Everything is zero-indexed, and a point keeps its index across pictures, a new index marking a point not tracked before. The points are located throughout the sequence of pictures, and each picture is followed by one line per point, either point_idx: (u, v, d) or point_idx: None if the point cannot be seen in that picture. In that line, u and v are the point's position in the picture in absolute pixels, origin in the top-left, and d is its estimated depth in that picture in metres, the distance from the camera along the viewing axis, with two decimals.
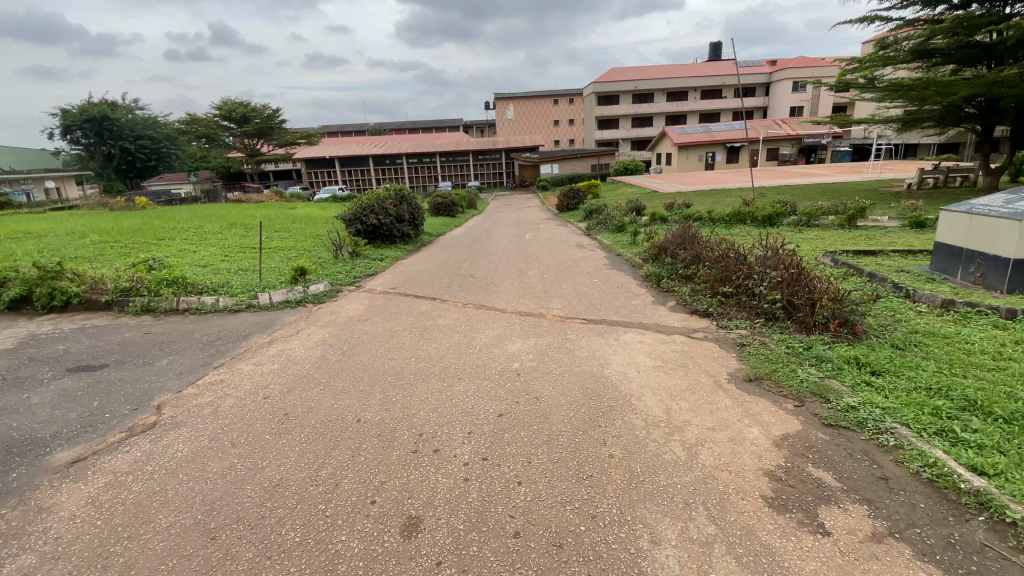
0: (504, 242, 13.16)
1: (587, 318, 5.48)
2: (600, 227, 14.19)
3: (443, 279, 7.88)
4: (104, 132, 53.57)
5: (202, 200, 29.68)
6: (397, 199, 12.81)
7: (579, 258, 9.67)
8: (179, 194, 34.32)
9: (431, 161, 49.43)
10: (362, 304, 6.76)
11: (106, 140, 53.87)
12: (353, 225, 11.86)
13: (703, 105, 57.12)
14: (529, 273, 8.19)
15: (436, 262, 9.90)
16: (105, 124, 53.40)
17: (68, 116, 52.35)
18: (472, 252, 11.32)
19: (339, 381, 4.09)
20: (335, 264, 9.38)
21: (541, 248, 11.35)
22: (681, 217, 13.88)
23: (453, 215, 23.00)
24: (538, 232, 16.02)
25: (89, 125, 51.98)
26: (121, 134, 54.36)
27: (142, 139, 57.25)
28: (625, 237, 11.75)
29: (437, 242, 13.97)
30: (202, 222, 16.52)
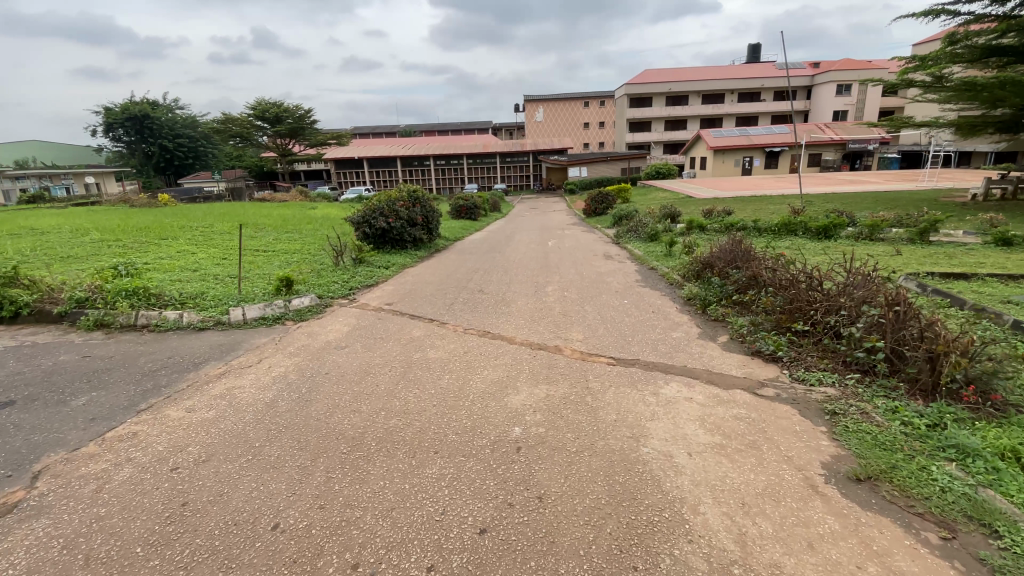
0: (524, 249, 12.07)
1: (616, 357, 4.31)
2: (631, 235, 12.94)
3: (447, 295, 6.82)
4: (145, 131, 54.96)
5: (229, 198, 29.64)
6: (411, 201, 11.79)
7: (607, 271, 8.47)
8: (210, 192, 34.55)
9: (459, 163, 48.79)
10: (347, 322, 5.73)
11: (147, 138, 55.26)
12: (361, 229, 10.93)
13: (741, 108, 54.83)
14: (548, 289, 7.04)
15: (446, 273, 8.87)
16: (145, 123, 54.78)
17: (111, 114, 53.85)
18: (488, 260, 10.25)
19: (274, 447, 3.02)
20: (333, 272, 8.42)
21: (563, 258, 10.19)
22: (723, 226, 12.51)
23: (475, 218, 22.00)
24: (563, 238, 14.85)
25: (130, 123, 53.33)
26: (160, 133, 55.66)
27: (180, 138, 58.56)
28: (659, 249, 10.50)
29: (454, 248, 12.95)
30: (215, 220, 15.94)
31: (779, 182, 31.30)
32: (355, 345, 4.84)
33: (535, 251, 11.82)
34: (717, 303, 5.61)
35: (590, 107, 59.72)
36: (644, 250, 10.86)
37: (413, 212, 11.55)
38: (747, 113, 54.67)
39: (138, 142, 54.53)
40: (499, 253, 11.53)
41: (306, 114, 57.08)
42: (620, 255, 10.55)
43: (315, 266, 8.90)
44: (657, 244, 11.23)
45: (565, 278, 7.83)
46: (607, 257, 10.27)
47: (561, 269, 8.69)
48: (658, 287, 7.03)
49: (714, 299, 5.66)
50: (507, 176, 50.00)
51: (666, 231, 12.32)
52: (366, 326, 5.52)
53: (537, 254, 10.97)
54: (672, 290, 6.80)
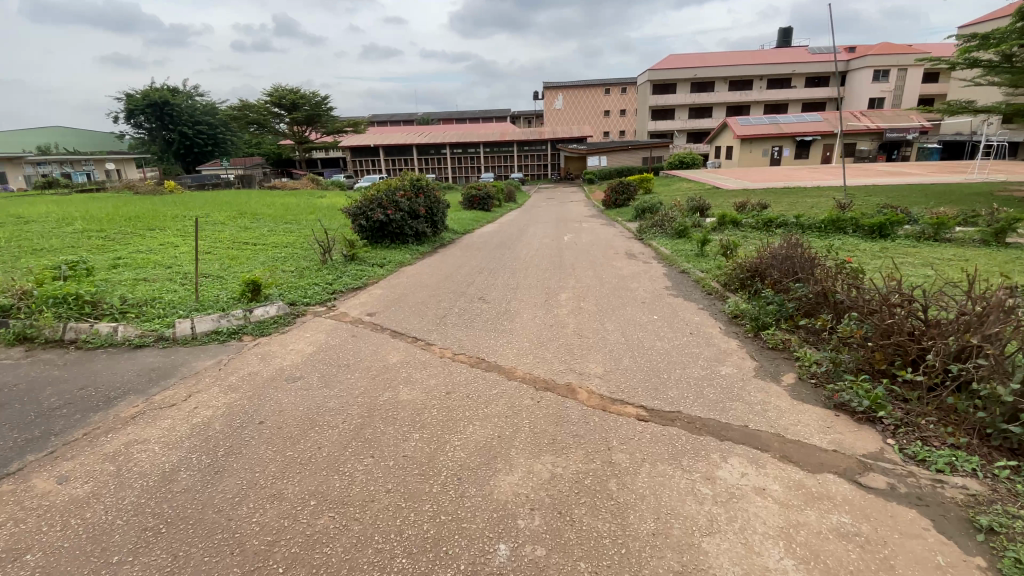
0: (537, 245, 10.99)
1: (649, 405, 3.21)
2: (655, 229, 11.74)
3: (443, 303, 5.78)
4: (165, 117, 54.94)
5: (241, 186, 29.07)
6: (414, 191, 10.74)
7: (631, 275, 7.33)
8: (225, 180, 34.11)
9: (475, 151, 47.64)
10: (315, 340, 4.73)
11: (168, 126, 55.47)
12: (357, 221, 9.93)
13: (770, 95, 52.41)
14: (561, 297, 5.95)
15: (446, 273, 7.84)
16: (165, 110, 54.76)
17: (132, 101, 53.90)
18: (496, 257, 9.19)
19: (140, 568, 2.03)
20: (318, 271, 7.43)
21: (580, 257, 9.09)
22: (760, 222, 11.23)
23: (488, 209, 20.91)
24: (580, 233, 13.70)
25: (152, 110, 53.48)
26: (180, 120, 55.58)
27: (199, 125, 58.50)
28: (689, 248, 9.32)
29: (461, 243, 11.90)
30: (213, 209, 15.10)
31: (811, 173, 29.50)
32: (313, 374, 3.83)
33: (549, 247, 10.72)
34: (774, 325, 4.49)
35: (611, 94, 57.83)
36: (672, 248, 9.67)
37: (416, 203, 10.50)
38: (776, 100, 52.22)
39: (159, 130, 54.75)
40: (510, 249, 10.47)
41: (322, 101, 56.47)
42: (643, 254, 9.38)
43: (301, 264, 7.93)
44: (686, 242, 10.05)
45: (582, 283, 6.73)
46: (629, 257, 9.11)
47: (578, 271, 7.57)
48: (693, 297, 5.89)
49: (770, 321, 4.53)
50: (524, 165, 48.71)
51: (696, 227, 11.11)
52: (337, 346, 4.52)
53: (551, 251, 9.88)
54: (711, 303, 5.66)
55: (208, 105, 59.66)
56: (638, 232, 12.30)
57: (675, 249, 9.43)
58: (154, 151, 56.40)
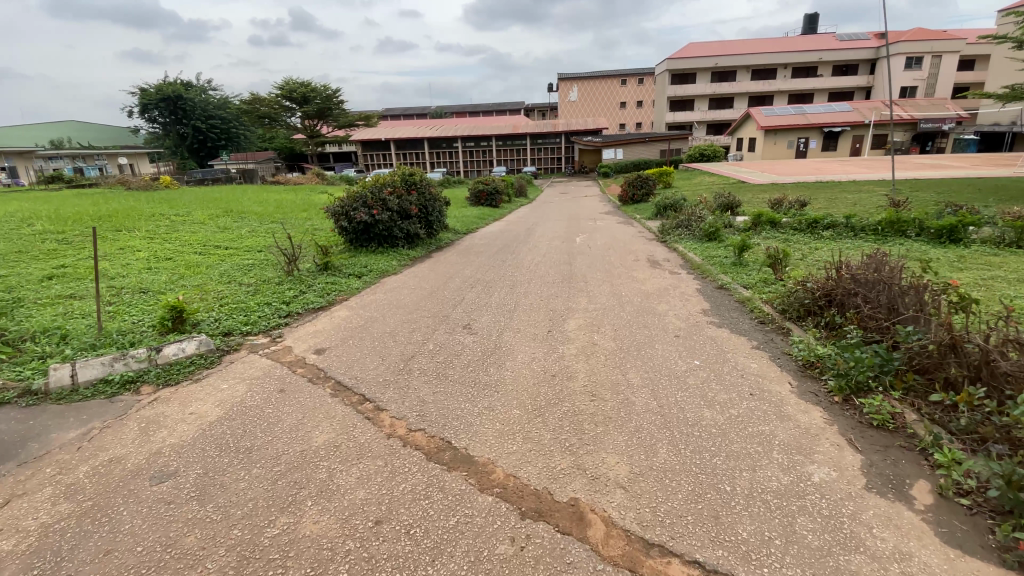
0: (544, 248, 9.70)
1: (708, 567, 1.88)
2: (680, 229, 10.31)
3: (416, 331, 4.51)
4: (178, 111, 54.64)
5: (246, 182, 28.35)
6: (405, 187, 9.43)
7: (656, 291, 5.97)
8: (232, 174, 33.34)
9: (488, 144, 46.30)
10: (231, 396, 3.47)
11: (182, 120, 55.17)
12: (339, 222, 8.61)
13: (795, 84, 50.04)
14: (567, 325, 4.64)
15: (434, 284, 6.57)
16: (178, 104, 54.44)
17: (145, 95, 53.66)
18: (495, 264, 7.90)
19: None
20: (278, 285, 6.17)
21: (593, 265, 7.75)
22: (801, 223, 9.78)
23: (496, 206, 19.59)
24: (594, 232, 12.32)
25: (166, 104, 53.15)
26: (193, 114, 55.20)
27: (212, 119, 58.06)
28: (723, 254, 7.94)
29: (461, 245, 10.59)
30: (197, 207, 14.00)
31: (842, 166, 27.61)
32: (192, 470, 2.58)
33: (558, 250, 9.38)
34: (873, 388, 3.14)
35: (628, 84, 55.88)
36: (702, 253, 8.30)
37: (408, 200, 9.15)
38: (801, 90, 49.89)
39: (172, 124, 54.47)
40: (514, 252, 9.18)
41: (334, 94, 55.54)
42: (668, 260, 8.01)
43: (263, 275, 6.70)
44: (717, 247, 8.70)
45: (595, 303, 5.40)
46: (652, 264, 7.73)
47: (593, 285, 6.24)
48: (740, 329, 4.54)
49: (865, 379, 3.19)
50: (537, 158, 47.21)
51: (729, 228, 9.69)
52: (254, 409, 3.26)
53: (560, 256, 8.55)
54: (768, 338, 4.29)
55: (220, 98, 59.14)
56: (660, 233, 10.90)
57: (706, 255, 8.08)
58: (166, 145, 56.11)
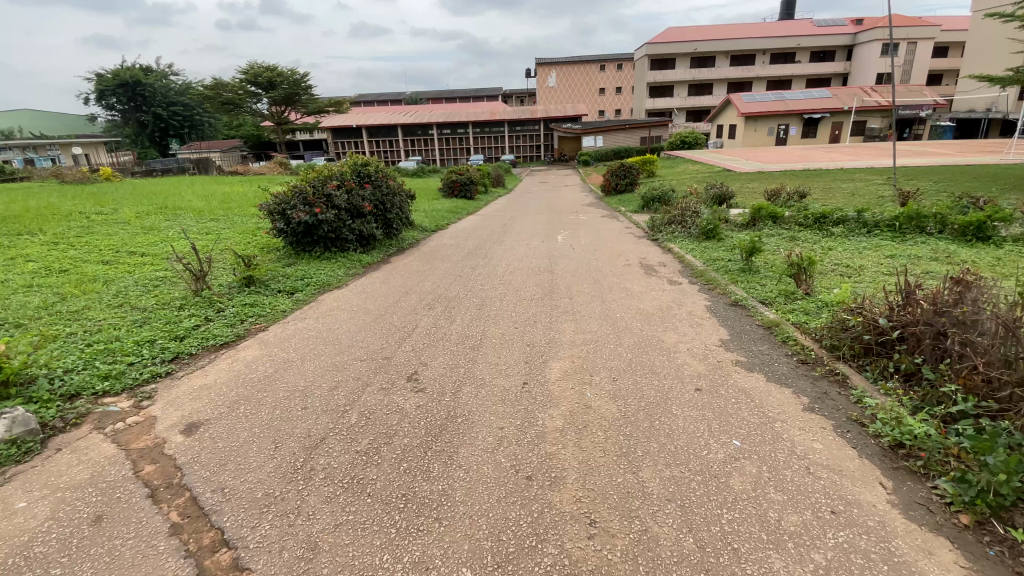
0: (521, 248, 8.49)
1: None
2: (673, 224, 9.17)
3: (337, 390, 3.25)
4: (137, 98, 51.50)
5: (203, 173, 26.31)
6: (357, 180, 8.00)
7: (658, 310, 4.80)
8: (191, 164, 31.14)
9: (464, 132, 44.67)
10: (15, 533, 2.17)
11: (140, 107, 51.99)
12: (274, 222, 7.17)
13: (775, 70, 49.44)
14: (547, 372, 3.42)
15: (382, 301, 5.28)
16: (136, 89, 51.26)
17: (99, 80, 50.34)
18: (461, 272, 6.65)
19: None
20: (178, 311, 4.82)
21: (577, 271, 6.57)
22: (806, 218, 8.74)
23: (470, 197, 18.25)
24: (577, 228, 11.15)
25: (123, 90, 50.01)
26: (153, 100, 52.07)
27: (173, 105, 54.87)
28: (726, 257, 6.84)
29: (427, 245, 9.27)
30: (129, 203, 12.34)
31: (827, 153, 26.97)
32: None
33: (537, 250, 8.19)
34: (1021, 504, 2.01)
35: (607, 70, 54.59)
36: (701, 254, 7.20)
37: (359, 195, 7.69)
38: (780, 76, 49.32)
39: (129, 111, 51.24)
40: (486, 253, 7.94)
41: (302, 79, 52.90)
42: (664, 264, 6.87)
43: (166, 295, 5.32)
44: (716, 247, 7.59)
45: (583, 332, 4.20)
46: (646, 271, 6.57)
47: (579, 303, 5.03)
48: (777, 373, 3.39)
49: (1006, 488, 2.06)
50: (516, 146, 45.72)
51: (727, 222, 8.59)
52: (36, 566, 1.98)
53: (538, 260, 7.34)
54: (821, 392, 3.14)
55: (180, 83, 55.88)
56: (650, 229, 9.76)
57: (705, 258, 6.97)
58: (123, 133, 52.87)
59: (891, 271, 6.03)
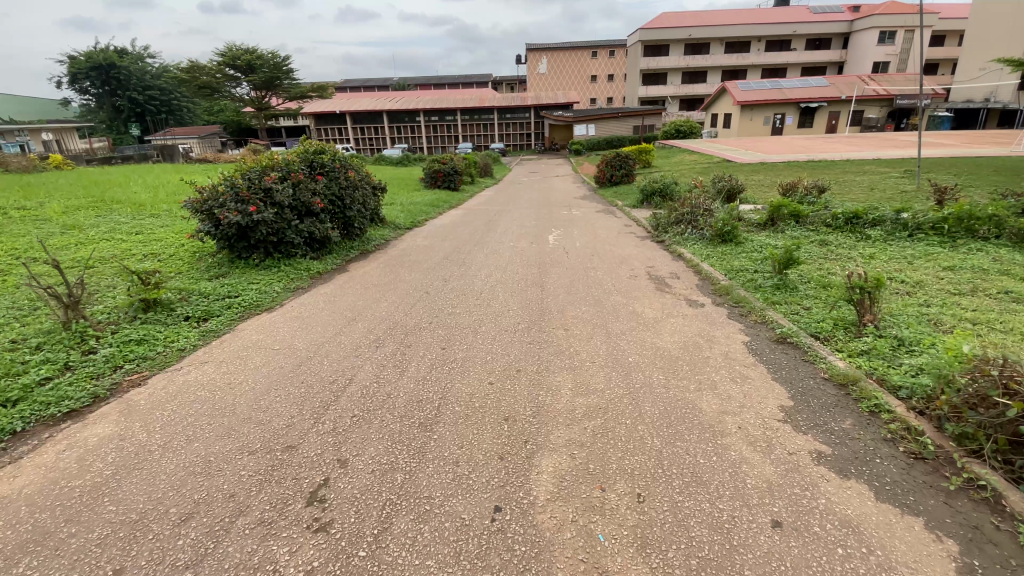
0: (507, 251, 7.24)
1: None
2: (681, 222, 7.91)
3: (189, 526, 1.99)
4: (112, 81, 49.13)
5: (172, 161, 24.67)
6: (307, 170, 6.63)
7: (684, 349, 3.57)
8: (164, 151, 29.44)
9: (453, 119, 43.05)
10: None
11: (115, 91, 49.76)
12: (200, 223, 5.84)
13: (770, 57, 48.24)
14: (532, 482, 2.17)
15: (317, 331, 4.01)
16: (111, 72, 48.85)
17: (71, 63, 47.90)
18: (428, 286, 5.38)
19: None
20: (31, 354, 3.52)
21: (572, 285, 5.35)
22: (834, 216, 7.53)
23: (453, 189, 16.88)
24: (569, 226, 9.91)
25: (96, 73, 47.66)
26: (129, 84, 49.71)
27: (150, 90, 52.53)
28: (752, 268, 5.63)
29: (397, 245, 7.97)
30: (63, 195, 10.86)
31: (828, 143, 25.91)
32: None
33: (525, 255, 6.94)
34: None
35: (599, 56, 53.00)
36: (719, 263, 5.99)
37: (308, 188, 6.34)
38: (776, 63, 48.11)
39: (104, 95, 48.94)
40: (465, 259, 6.68)
41: (283, 62, 50.75)
42: (678, 277, 5.65)
43: (28, 327, 4.01)
44: (735, 254, 6.38)
45: (585, 390, 2.97)
46: (658, 285, 5.34)
47: (577, 338, 3.79)
48: (884, 482, 2.21)
49: None
50: (506, 134, 44.21)
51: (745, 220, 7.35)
52: None
53: (525, 268, 6.11)
54: (969, 528, 1.96)
55: (156, 66, 53.47)
56: (653, 227, 8.53)
57: (724, 268, 5.78)
58: (98, 118, 50.64)
59: (959, 290, 4.84)
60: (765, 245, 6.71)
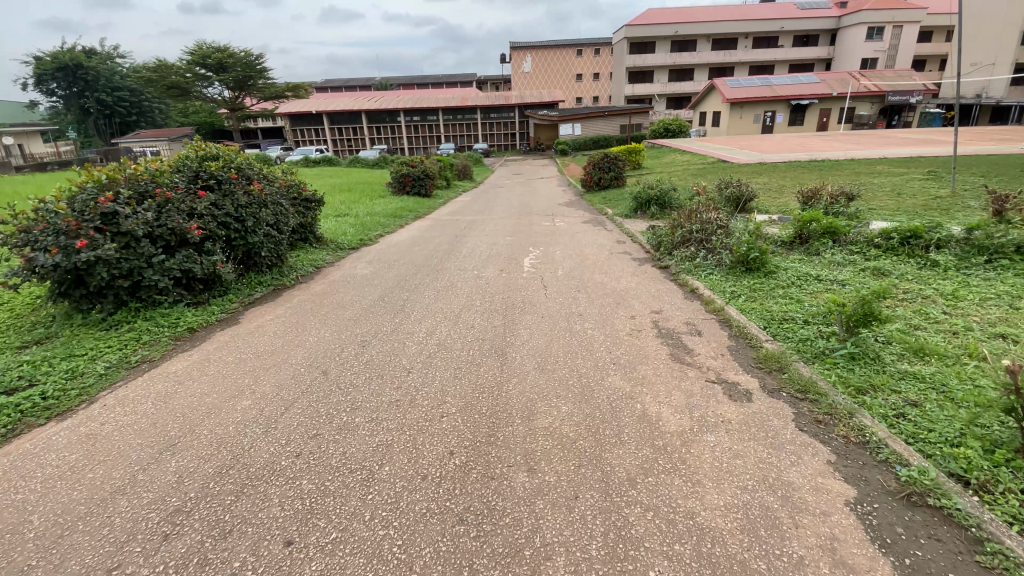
0: (466, 283, 5.50)
1: None
2: (688, 241, 6.20)
3: None
4: (79, 82, 46.37)
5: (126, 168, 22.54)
6: (183, 182, 4.80)
7: (744, 534, 1.89)
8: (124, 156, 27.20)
9: (434, 119, 41.22)
10: None
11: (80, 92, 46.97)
12: (12, 266, 4.05)
13: (758, 54, 47.16)
14: None
15: (90, 483, 2.28)
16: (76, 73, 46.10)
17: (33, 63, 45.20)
18: (333, 353, 3.63)
19: None
20: None
21: (546, 348, 3.65)
22: (882, 234, 5.93)
23: (425, 195, 15.09)
24: (551, 241, 8.22)
25: (61, 74, 44.97)
26: (96, 85, 46.96)
27: (120, 91, 49.79)
28: (801, 321, 3.98)
29: (328, 274, 6.18)
30: None
31: (826, 141, 24.64)
32: None
33: (490, 291, 5.24)
34: None
35: (584, 54, 51.45)
36: (751, 309, 4.31)
37: (180, 209, 4.52)
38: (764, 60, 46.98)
39: (70, 97, 45.95)
40: (404, 299, 4.94)
41: (257, 61, 48.30)
42: (697, 330, 3.96)
43: None
44: (768, 292, 4.72)
45: None
46: (670, 347, 3.63)
47: (547, 495, 2.09)
48: None
49: None
50: (489, 134, 42.47)
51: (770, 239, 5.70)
52: None
53: (484, 317, 4.39)
54: None
55: (124, 65, 50.65)
56: (653, 246, 6.84)
57: (760, 318, 4.10)
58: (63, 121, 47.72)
59: None
60: (803, 278, 5.07)
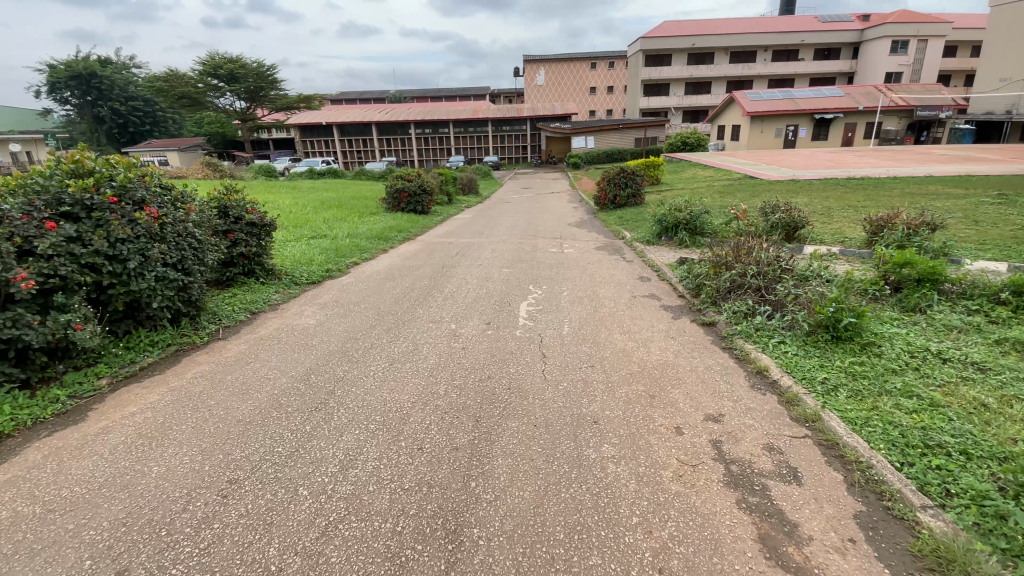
0: (435, 345, 3.95)
1: None
2: (741, 286, 4.62)
3: None
4: (95, 91, 46.01)
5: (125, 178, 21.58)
6: (30, 210, 3.37)
7: None
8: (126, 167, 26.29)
9: (445, 130, 40.17)
10: None
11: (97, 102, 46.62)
12: None
13: (778, 67, 45.63)
14: None
15: None
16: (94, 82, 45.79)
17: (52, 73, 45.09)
18: (174, 512, 2.13)
19: None
20: None
21: (536, 508, 2.09)
22: (1006, 285, 4.37)
23: (422, 212, 13.68)
24: (558, 273, 6.69)
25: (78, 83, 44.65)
26: (112, 94, 46.58)
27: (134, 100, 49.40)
28: (963, 458, 2.40)
29: (262, 324, 4.71)
30: None
31: (858, 157, 22.98)
32: None
33: (466, 359, 3.71)
34: None
35: (598, 67, 50.27)
36: (869, 423, 2.71)
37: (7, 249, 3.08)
38: (784, 73, 45.42)
39: (84, 106, 45.55)
40: (339, 375, 3.42)
41: (268, 71, 47.72)
42: (792, 470, 2.37)
43: None
44: (879, 385, 3.13)
45: None
46: (756, 518, 2.06)
47: None
48: None
49: None
50: (500, 147, 41.25)
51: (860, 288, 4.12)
52: None
53: (447, 414, 2.86)
54: None
55: (139, 75, 50.35)
56: (688, 288, 5.26)
57: (891, 445, 2.52)
58: (78, 130, 47.45)
59: None
60: (919, 355, 3.48)
